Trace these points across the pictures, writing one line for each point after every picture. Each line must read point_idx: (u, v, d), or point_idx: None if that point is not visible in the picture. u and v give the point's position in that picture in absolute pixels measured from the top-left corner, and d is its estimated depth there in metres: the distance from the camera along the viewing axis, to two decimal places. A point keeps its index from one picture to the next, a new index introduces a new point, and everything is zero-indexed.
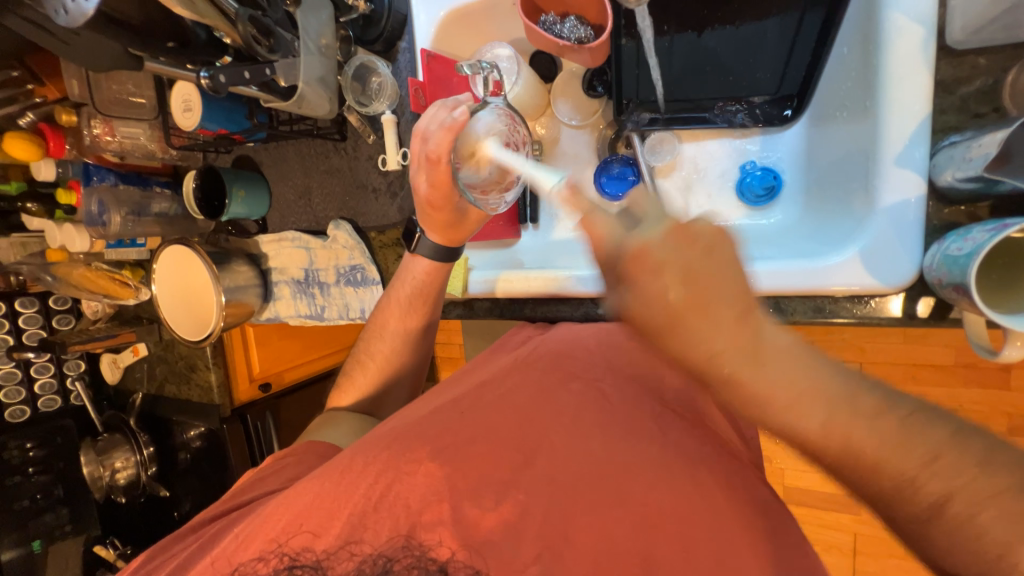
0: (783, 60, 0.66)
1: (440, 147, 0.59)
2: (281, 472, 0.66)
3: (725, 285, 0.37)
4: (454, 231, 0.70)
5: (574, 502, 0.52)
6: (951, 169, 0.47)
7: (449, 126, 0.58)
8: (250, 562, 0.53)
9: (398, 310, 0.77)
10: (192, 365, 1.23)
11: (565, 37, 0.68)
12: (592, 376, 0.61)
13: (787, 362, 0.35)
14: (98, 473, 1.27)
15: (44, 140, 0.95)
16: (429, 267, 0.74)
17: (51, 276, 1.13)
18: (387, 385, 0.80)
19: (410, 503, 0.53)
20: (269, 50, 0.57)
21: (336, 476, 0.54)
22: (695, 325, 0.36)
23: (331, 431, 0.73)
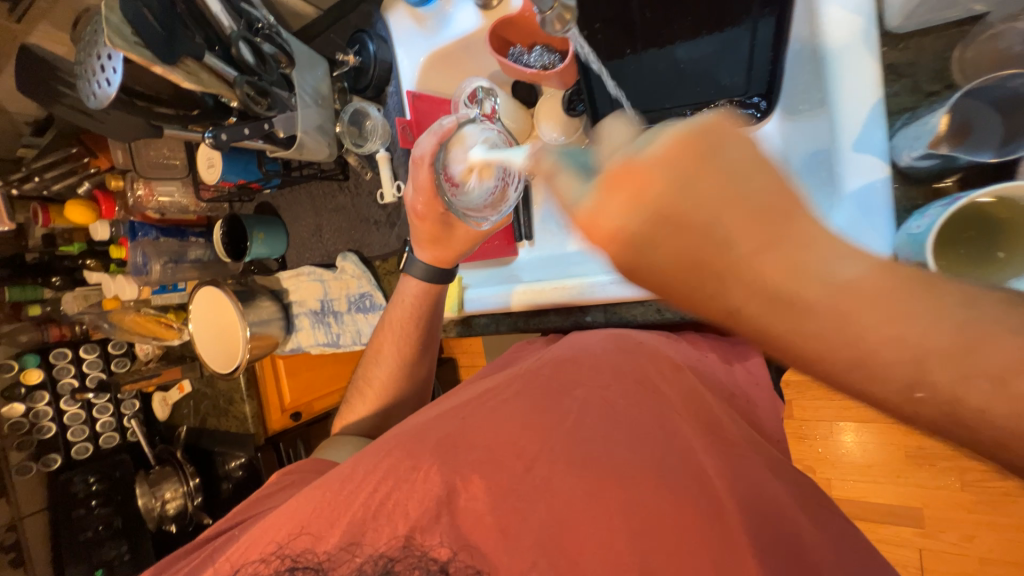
0: (746, 63, 0.67)
1: (426, 149, 0.64)
2: (286, 490, 0.71)
3: (741, 205, 0.27)
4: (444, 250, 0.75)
5: (572, 501, 0.53)
6: (907, 149, 0.47)
7: (438, 131, 0.63)
8: (251, 563, 0.57)
9: (393, 333, 0.82)
10: (229, 398, 1.33)
11: (532, 66, 0.73)
12: (597, 381, 0.60)
13: (874, 306, 0.25)
14: (151, 504, 1.37)
15: (99, 205, 1.10)
16: (418, 290, 0.78)
17: (108, 323, 1.27)
18: (387, 407, 0.85)
19: (409, 510, 0.55)
20: (267, 108, 0.64)
21: (336, 486, 0.58)
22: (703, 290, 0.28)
23: (333, 450, 0.79)
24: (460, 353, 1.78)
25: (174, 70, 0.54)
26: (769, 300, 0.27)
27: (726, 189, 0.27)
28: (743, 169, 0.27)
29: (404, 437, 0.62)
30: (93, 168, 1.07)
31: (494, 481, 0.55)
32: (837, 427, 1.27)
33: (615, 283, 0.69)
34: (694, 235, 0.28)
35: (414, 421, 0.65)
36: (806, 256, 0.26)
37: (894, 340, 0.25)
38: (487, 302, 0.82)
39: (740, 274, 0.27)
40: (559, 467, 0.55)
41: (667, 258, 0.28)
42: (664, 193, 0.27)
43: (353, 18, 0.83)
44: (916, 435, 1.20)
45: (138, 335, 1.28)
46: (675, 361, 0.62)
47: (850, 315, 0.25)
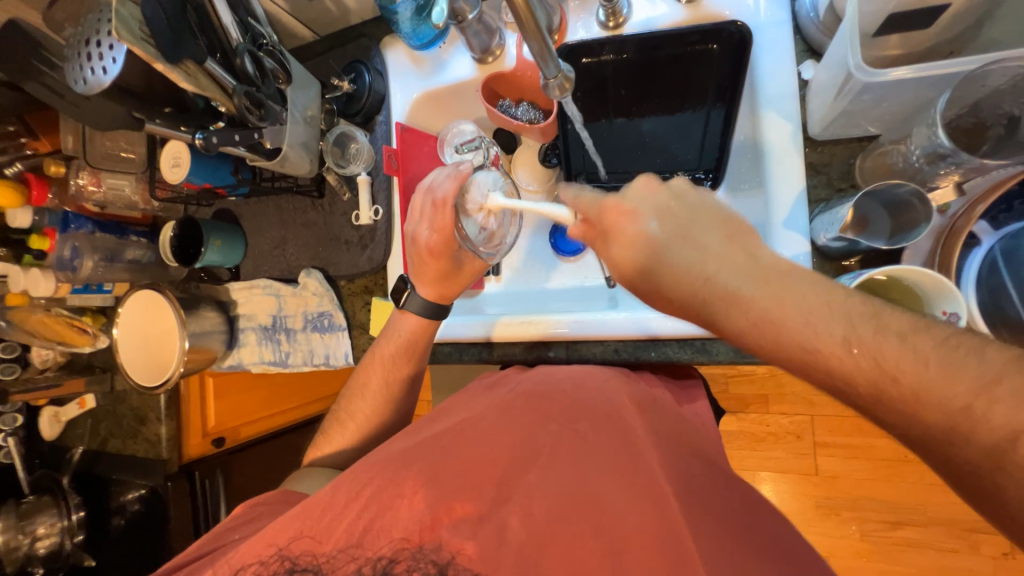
0: (699, 144, 0.80)
1: (447, 192, 0.68)
2: (255, 521, 0.67)
3: (720, 221, 0.46)
4: (425, 279, 0.76)
5: (550, 527, 0.54)
6: (823, 232, 0.58)
7: (456, 175, 0.68)
8: (250, 565, 0.56)
9: (383, 368, 0.80)
10: (142, 417, 1.18)
11: (519, 118, 0.81)
12: (568, 417, 0.63)
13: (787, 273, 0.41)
14: (13, 543, 1.15)
15: (27, 189, 1.00)
16: (417, 324, 0.78)
17: (7, 320, 1.13)
18: (367, 442, 0.81)
19: (393, 532, 0.55)
20: (260, 118, 0.65)
21: (319, 512, 0.58)
22: (681, 257, 0.46)
23: (306, 481, 0.75)
24: None
25: (175, 70, 0.54)
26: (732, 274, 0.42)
27: (709, 214, 0.47)
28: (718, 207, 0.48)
29: (387, 462, 0.61)
30: (30, 150, 0.99)
31: (473, 511, 0.56)
32: (758, 477, 1.38)
33: (587, 324, 0.74)
34: (693, 227, 0.46)
35: (393, 447, 0.66)
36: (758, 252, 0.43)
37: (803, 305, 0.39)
38: (453, 331, 0.83)
39: (718, 255, 0.44)
40: (538, 496, 0.56)
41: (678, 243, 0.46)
42: (664, 200, 0.49)
43: (351, 49, 0.87)
44: (823, 485, 1.33)
45: (41, 338, 1.14)
46: (636, 400, 0.67)
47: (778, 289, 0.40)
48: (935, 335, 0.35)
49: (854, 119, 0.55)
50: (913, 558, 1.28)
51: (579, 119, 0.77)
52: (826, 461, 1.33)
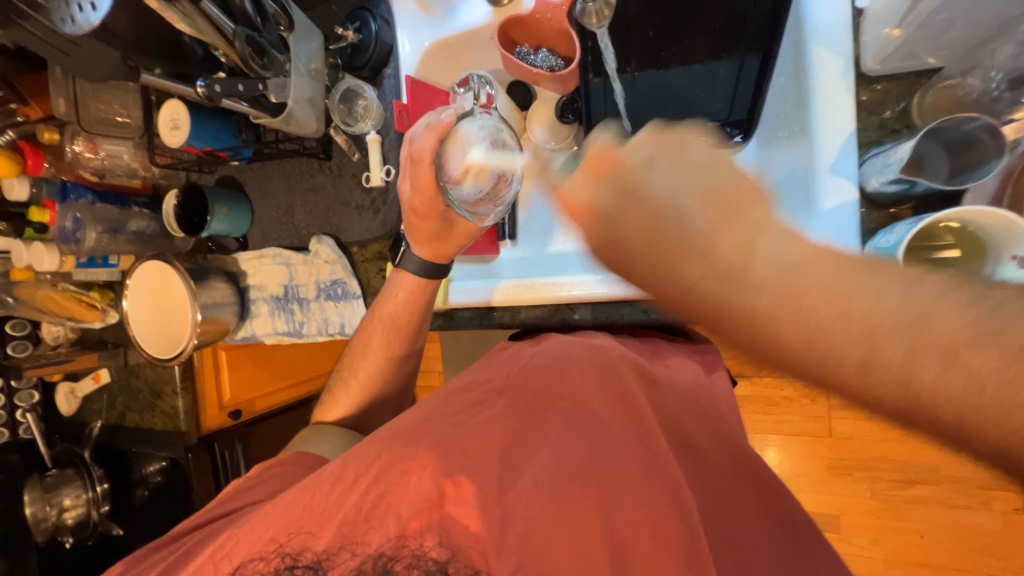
0: (731, 93, 0.75)
1: (424, 147, 0.63)
2: (268, 482, 0.68)
3: (704, 190, 0.33)
4: (430, 243, 0.73)
5: (557, 511, 0.53)
6: (876, 175, 0.54)
7: (434, 126, 0.62)
8: (248, 562, 0.55)
9: (381, 328, 0.80)
10: (158, 391, 1.18)
11: (539, 66, 0.75)
12: (582, 398, 0.60)
13: (797, 269, 0.28)
14: (41, 514, 1.16)
15: (22, 158, 0.95)
16: (414, 283, 0.76)
17: (14, 297, 1.11)
18: (370, 403, 0.83)
19: (401, 511, 0.54)
20: (263, 67, 0.60)
21: (325, 488, 0.56)
22: (647, 258, 0.34)
23: (317, 441, 0.76)
24: None
25: (169, 9, 0.49)
26: (719, 273, 0.31)
27: (686, 185, 0.34)
28: (701, 166, 0.34)
29: (393, 436, 0.59)
30: (20, 116, 0.94)
31: (483, 491, 0.54)
32: (771, 440, 1.38)
33: (611, 288, 0.71)
34: (666, 206, 0.34)
35: (399, 422, 0.63)
36: (759, 228, 0.31)
37: (824, 305, 0.27)
38: (471, 295, 0.81)
39: (700, 241, 0.32)
40: (548, 479, 0.54)
41: (642, 232, 0.34)
42: (621, 172, 0.36)
43: None
44: (837, 448, 1.33)
45: (51, 314, 1.12)
46: (650, 377, 0.65)
47: (791, 284, 0.28)
48: (1007, 342, 0.23)
49: (917, 47, 0.51)
50: (925, 516, 1.29)
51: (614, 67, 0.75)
52: (841, 424, 1.32)
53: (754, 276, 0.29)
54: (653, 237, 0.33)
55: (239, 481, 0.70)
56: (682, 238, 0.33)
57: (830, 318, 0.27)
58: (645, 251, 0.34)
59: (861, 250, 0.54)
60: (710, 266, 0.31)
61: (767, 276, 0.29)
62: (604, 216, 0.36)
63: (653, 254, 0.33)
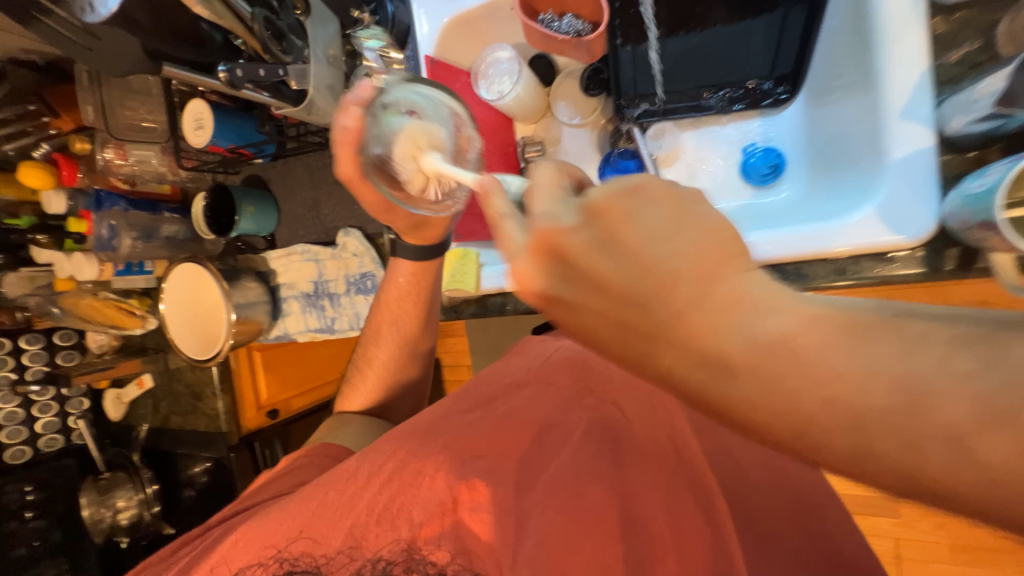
0: (774, 46, 0.70)
1: (347, 168, 0.60)
2: (294, 475, 0.69)
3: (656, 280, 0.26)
4: (422, 232, 0.70)
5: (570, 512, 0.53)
6: (957, 116, 0.49)
7: (344, 139, 0.57)
8: (248, 568, 0.54)
9: (390, 313, 0.79)
10: (198, 393, 1.20)
11: (564, 33, 0.71)
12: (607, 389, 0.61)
13: (827, 369, 0.22)
14: (98, 516, 1.21)
15: (57, 169, 0.97)
16: (414, 268, 0.75)
17: (59, 307, 1.14)
18: (390, 392, 0.82)
19: (413, 515, 0.54)
20: (282, 51, 0.58)
21: (341, 485, 0.56)
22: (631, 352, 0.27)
23: (340, 432, 0.75)
24: (446, 352, 1.71)
25: None
26: (701, 375, 0.25)
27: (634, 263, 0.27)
28: (655, 242, 0.27)
29: (411, 432, 0.60)
30: (54, 129, 0.96)
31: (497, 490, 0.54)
32: None
33: None
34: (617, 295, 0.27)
35: (418, 416, 0.64)
36: (743, 311, 0.25)
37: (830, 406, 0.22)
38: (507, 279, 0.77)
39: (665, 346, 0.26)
40: (560, 480, 0.55)
41: (602, 325, 0.28)
42: (572, 248, 0.28)
43: None
44: None
45: (94, 323, 1.16)
46: None
47: (819, 394, 0.23)
48: None
49: None
50: None
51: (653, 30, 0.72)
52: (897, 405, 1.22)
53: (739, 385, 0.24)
54: (630, 331, 0.27)
55: (269, 474, 0.71)
56: (644, 338, 0.26)
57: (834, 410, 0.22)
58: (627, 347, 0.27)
59: (943, 211, 0.50)
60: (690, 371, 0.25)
61: (772, 378, 0.23)
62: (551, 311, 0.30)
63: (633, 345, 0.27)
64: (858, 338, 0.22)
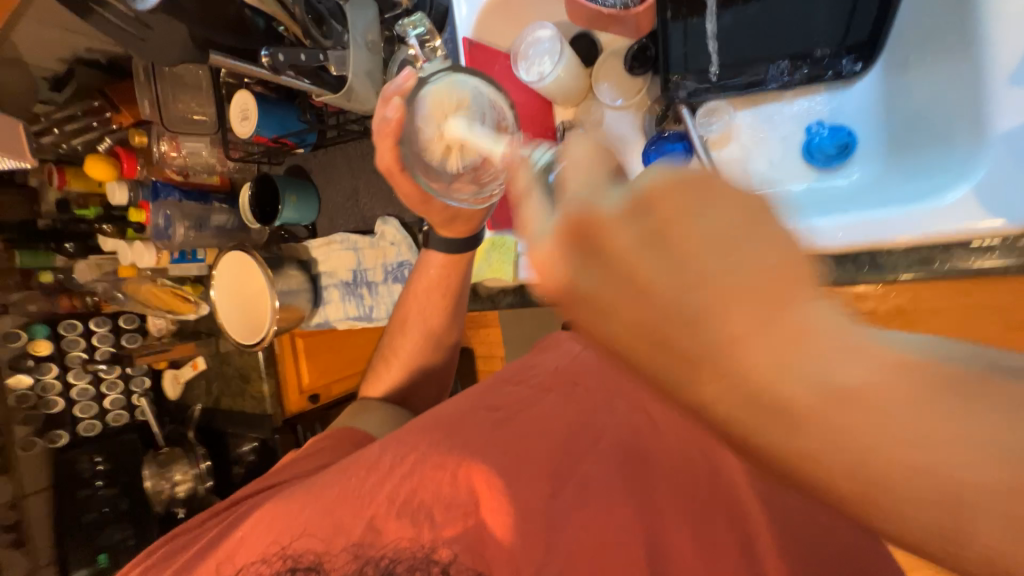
0: (848, 11, 0.62)
1: (385, 158, 0.61)
2: (316, 457, 0.71)
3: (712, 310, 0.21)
4: (456, 223, 0.70)
5: (591, 520, 0.52)
6: None
7: (383, 131, 0.57)
8: (251, 564, 0.56)
9: (417, 303, 0.78)
10: (246, 376, 1.25)
11: (610, 5, 0.66)
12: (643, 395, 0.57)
13: (878, 408, 0.20)
14: (159, 487, 1.31)
15: (120, 163, 1.04)
16: (445, 258, 0.74)
17: (122, 293, 1.22)
18: (414, 378, 0.81)
19: (435, 515, 0.54)
20: (323, 36, 0.58)
21: (363, 472, 0.56)
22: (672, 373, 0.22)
23: (363, 417, 0.76)
24: (478, 342, 1.71)
25: None
26: (749, 401, 0.21)
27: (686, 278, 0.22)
28: (719, 251, 0.22)
29: (439, 424, 0.59)
30: (115, 124, 1.02)
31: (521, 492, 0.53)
32: None
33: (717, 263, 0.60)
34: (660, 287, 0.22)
35: (444, 407, 0.63)
36: (798, 340, 0.20)
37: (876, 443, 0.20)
38: None
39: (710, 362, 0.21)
40: (585, 485, 0.54)
41: (631, 332, 0.22)
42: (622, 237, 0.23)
43: None
44: None
45: (152, 307, 1.23)
46: None
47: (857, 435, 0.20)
48: None
49: None
50: None
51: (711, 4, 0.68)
52: None
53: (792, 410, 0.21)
54: (674, 350, 0.22)
55: (294, 452, 0.73)
56: (690, 348, 0.22)
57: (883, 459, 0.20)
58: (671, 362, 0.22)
59: None
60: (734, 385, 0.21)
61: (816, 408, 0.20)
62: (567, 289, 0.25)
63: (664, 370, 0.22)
64: (936, 391, 0.20)
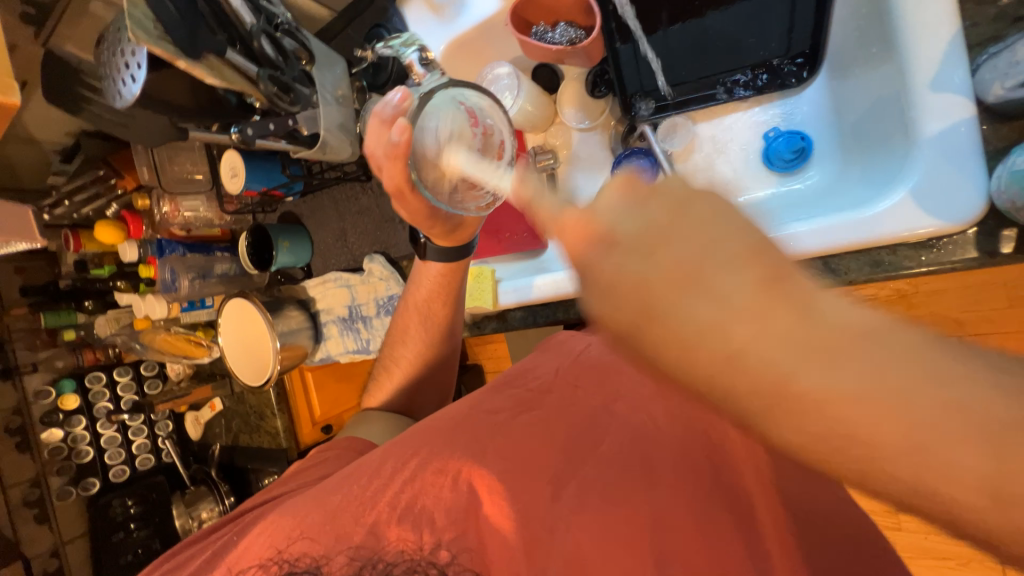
0: (787, 24, 0.65)
1: (393, 178, 0.58)
2: (322, 466, 0.73)
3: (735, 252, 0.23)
4: (455, 233, 0.71)
5: (591, 523, 0.53)
6: (998, 81, 0.43)
7: (394, 153, 0.55)
8: (251, 568, 0.58)
9: (419, 315, 0.80)
10: (260, 413, 1.31)
11: (558, 42, 0.70)
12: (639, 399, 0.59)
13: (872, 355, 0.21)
14: (189, 525, 1.32)
15: (126, 225, 1.11)
16: (443, 269, 0.76)
17: (140, 343, 1.27)
18: (411, 387, 0.84)
19: (435, 520, 0.56)
20: (291, 103, 0.62)
21: (364, 484, 0.58)
22: (684, 323, 0.22)
23: (365, 428, 0.79)
24: (486, 358, 1.74)
25: (198, 65, 0.53)
26: (756, 377, 0.21)
27: (712, 243, 0.23)
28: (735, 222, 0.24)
29: (435, 432, 0.62)
30: (120, 189, 1.08)
31: (520, 501, 0.55)
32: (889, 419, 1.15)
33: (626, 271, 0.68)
34: (760, 270, 0.22)
35: (439, 415, 0.66)
36: (804, 310, 0.21)
37: (889, 422, 0.20)
38: (526, 295, 0.79)
39: (763, 326, 0.21)
40: (585, 489, 0.55)
41: (639, 291, 0.23)
42: (648, 209, 0.25)
43: (368, 17, 0.78)
44: None
45: (169, 355, 1.28)
46: (713, 386, 0.61)
47: (854, 389, 0.20)
48: None
49: None
50: None
51: (639, 28, 0.70)
52: None
53: (804, 384, 0.21)
54: (684, 279, 0.23)
55: (297, 465, 0.75)
56: (733, 315, 0.22)
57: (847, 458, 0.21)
58: (691, 291, 0.22)
59: (995, 194, 0.44)
60: (751, 362, 0.21)
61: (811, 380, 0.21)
62: (603, 280, 0.24)
63: (662, 323, 0.23)
64: (930, 379, 0.20)
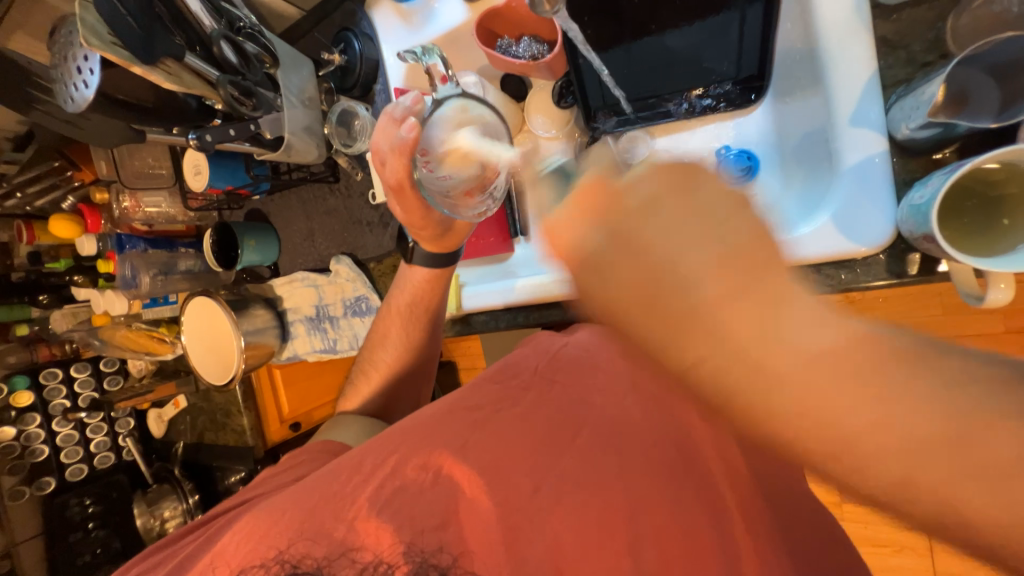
0: (736, 48, 0.68)
1: (397, 174, 0.64)
2: (296, 468, 0.73)
3: (709, 250, 0.30)
4: (444, 238, 0.75)
5: (571, 512, 0.55)
6: (905, 122, 0.49)
7: (398, 147, 0.61)
8: (250, 567, 0.59)
9: (399, 319, 0.83)
10: (227, 411, 1.29)
11: (521, 57, 0.72)
12: (615, 395, 0.62)
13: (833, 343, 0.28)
14: (149, 524, 1.29)
15: (84, 218, 1.09)
16: (428, 275, 0.78)
17: (99, 339, 1.23)
18: (391, 387, 0.85)
19: (416, 516, 0.57)
20: (252, 109, 0.62)
21: (344, 482, 0.60)
22: (682, 320, 0.30)
23: (341, 430, 0.80)
24: (460, 355, 1.76)
25: (154, 70, 0.52)
26: (729, 356, 0.30)
27: (693, 247, 0.31)
28: (710, 222, 0.31)
29: (414, 431, 0.63)
30: (78, 181, 1.06)
31: (500, 493, 0.57)
32: None
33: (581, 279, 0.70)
34: (743, 273, 0.30)
35: (420, 414, 0.67)
36: (772, 300, 0.29)
37: (842, 394, 0.28)
38: (486, 298, 0.82)
39: (739, 317, 0.29)
40: (567, 478, 0.57)
41: (637, 293, 0.31)
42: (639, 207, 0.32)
43: (337, 17, 0.80)
44: None
45: (130, 351, 1.25)
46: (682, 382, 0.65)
47: (808, 370, 0.28)
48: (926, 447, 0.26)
49: None
50: None
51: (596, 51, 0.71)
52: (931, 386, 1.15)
53: (778, 368, 0.29)
54: (671, 283, 0.30)
55: (274, 466, 0.76)
56: (726, 307, 0.30)
57: (788, 406, 0.29)
58: (680, 292, 0.30)
59: (898, 225, 0.49)
60: (726, 352, 0.30)
61: (784, 355, 0.29)
62: (615, 280, 0.32)
63: (661, 320, 0.31)
64: (880, 363, 0.28)
